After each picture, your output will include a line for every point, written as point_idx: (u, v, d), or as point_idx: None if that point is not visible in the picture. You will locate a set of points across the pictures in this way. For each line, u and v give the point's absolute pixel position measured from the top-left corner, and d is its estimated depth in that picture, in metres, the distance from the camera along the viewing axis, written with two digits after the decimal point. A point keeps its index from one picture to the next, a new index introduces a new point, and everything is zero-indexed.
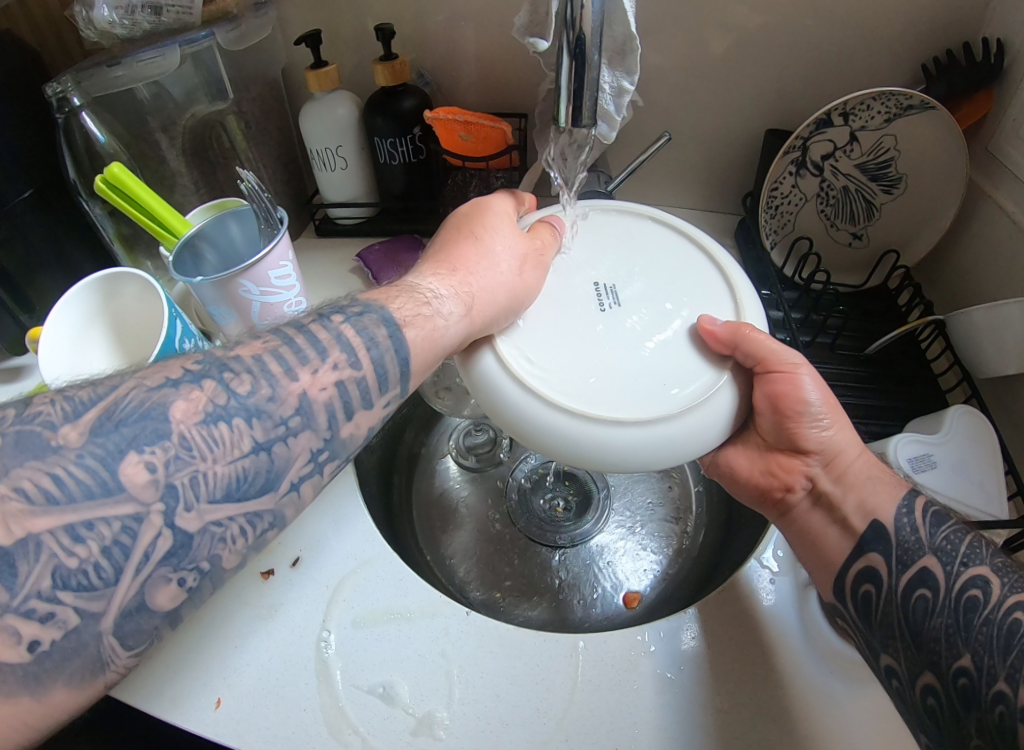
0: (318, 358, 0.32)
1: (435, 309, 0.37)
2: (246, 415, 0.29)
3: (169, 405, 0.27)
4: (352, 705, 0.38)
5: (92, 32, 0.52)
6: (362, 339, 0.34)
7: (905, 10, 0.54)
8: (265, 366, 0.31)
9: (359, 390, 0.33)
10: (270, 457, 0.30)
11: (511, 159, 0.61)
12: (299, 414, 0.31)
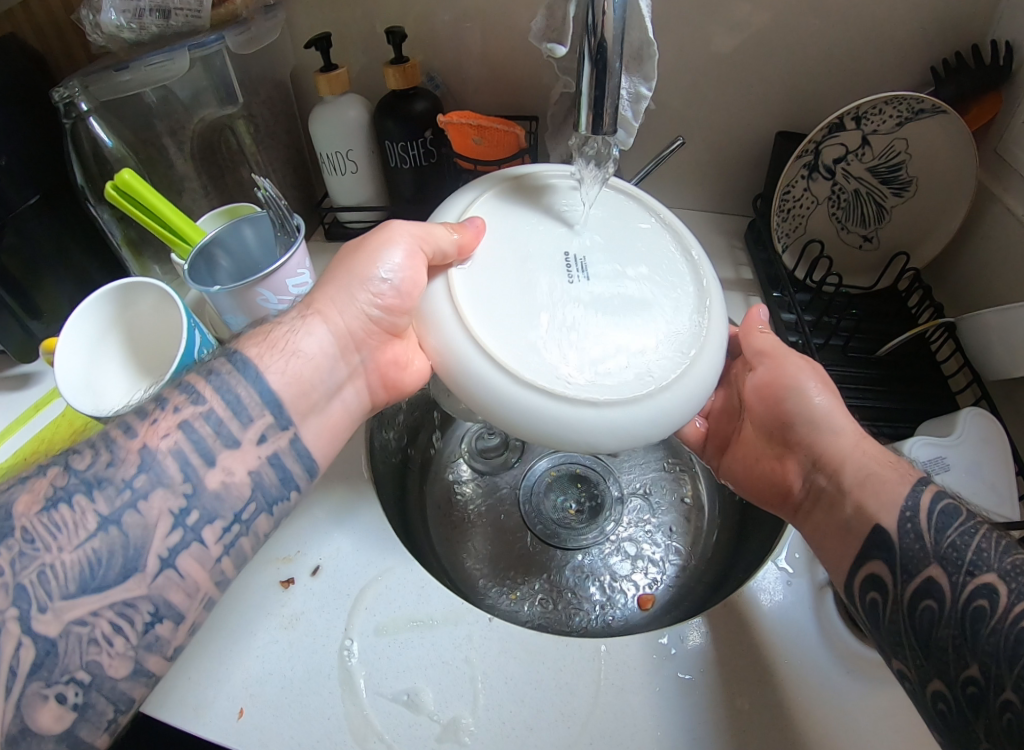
0: (159, 408, 0.33)
1: (297, 347, 0.39)
2: (88, 491, 0.29)
3: (11, 501, 0.28)
4: (376, 713, 0.38)
5: (99, 37, 0.51)
6: (207, 380, 0.35)
7: (916, 13, 0.54)
8: (108, 439, 0.31)
9: (205, 440, 0.34)
10: (122, 532, 0.29)
11: (523, 163, 0.60)
12: (141, 470, 0.31)
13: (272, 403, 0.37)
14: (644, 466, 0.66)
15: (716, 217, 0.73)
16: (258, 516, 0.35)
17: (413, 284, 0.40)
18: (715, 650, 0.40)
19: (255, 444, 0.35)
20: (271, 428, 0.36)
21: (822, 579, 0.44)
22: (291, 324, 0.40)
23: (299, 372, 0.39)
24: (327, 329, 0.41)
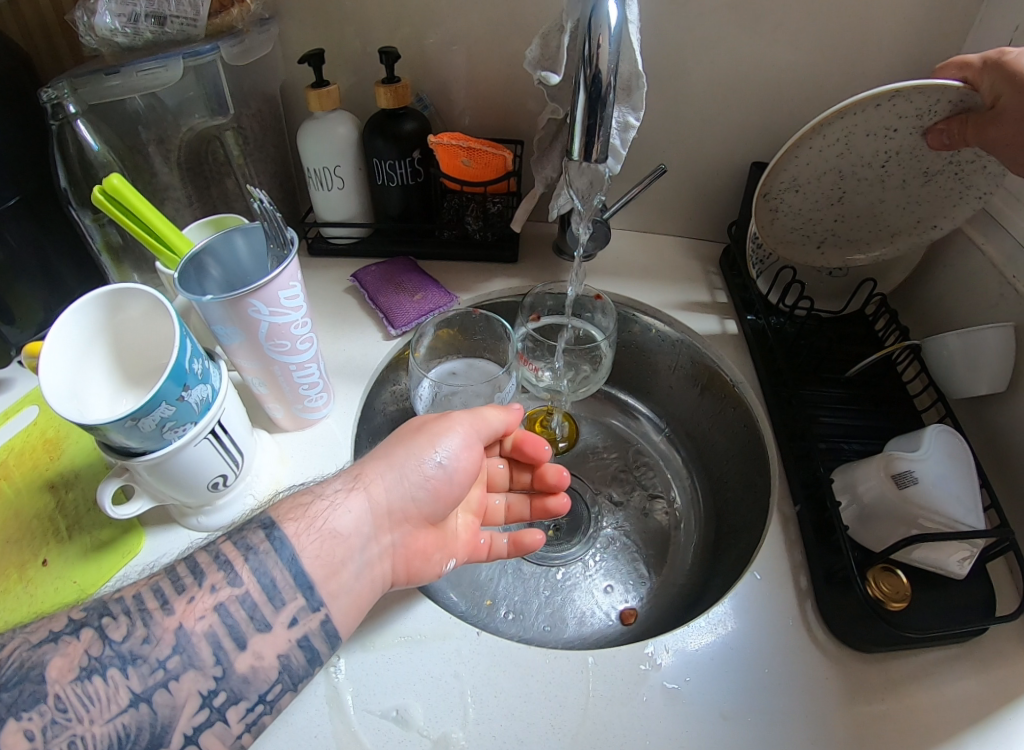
0: (196, 585, 0.33)
1: (326, 505, 0.38)
2: (121, 664, 0.29)
3: (45, 665, 0.28)
4: (365, 730, 0.37)
5: (91, 40, 0.51)
6: (239, 550, 0.35)
7: (879, 57, 0.59)
8: (143, 607, 0.32)
9: (245, 616, 0.33)
10: (152, 710, 0.29)
11: (508, 184, 0.62)
12: (174, 651, 0.30)
13: (304, 583, 0.35)
14: (623, 482, 0.67)
15: (694, 242, 0.76)
16: (283, 696, 0.33)
17: (463, 470, 0.44)
18: (699, 661, 0.41)
19: (287, 628, 0.34)
20: (303, 611, 0.35)
21: (802, 587, 0.46)
22: (330, 495, 0.39)
23: (335, 547, 0.37)
24: (367, 504, 0.40)
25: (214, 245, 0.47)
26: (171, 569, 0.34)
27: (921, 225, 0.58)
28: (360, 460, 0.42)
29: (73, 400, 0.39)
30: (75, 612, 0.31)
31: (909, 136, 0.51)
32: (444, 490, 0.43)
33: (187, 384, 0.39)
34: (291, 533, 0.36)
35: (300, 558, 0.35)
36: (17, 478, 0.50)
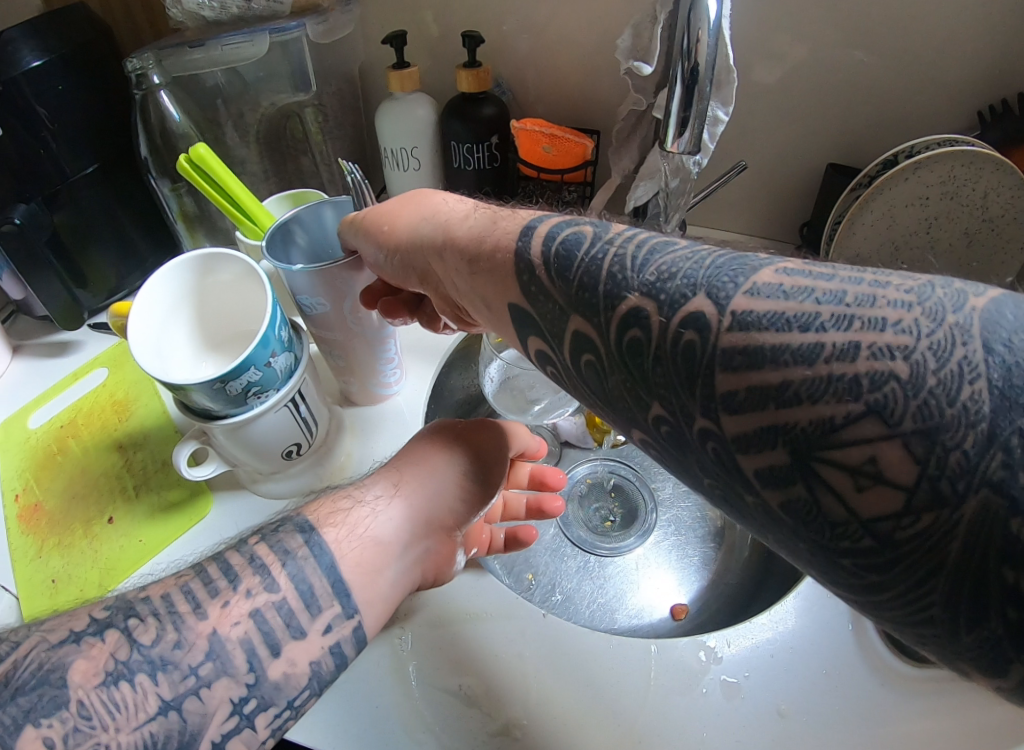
0: (231, 587, 0.32)
1: (362, 505, 0.38)
2: (150, 670, 0.28)
3: (68, 667, 0.28)
4: (430, 704, 0.38)
5: (178, 12, 0.53)
6: (276, 554, 0.34)
7: (968, 59, 0.57)
8: (171, 608, 0.31)
9: (280, 618, 0.32)
10: (182, 717, 0.28)
11: (585, 174, 0.60)
12: (208, 659, 0.30)
13: (342, 590, 0.34)
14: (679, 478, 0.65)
15: (761, 242, 0.75)
16: (310, 702, 0.32)
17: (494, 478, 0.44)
18: (756, 659, 0.41)
19: (321, 635, 0.33)
20: (338, 618, 0.33)
21: None
22: (370, 503, 0.39)
23: (377, 554, 0.36)
24: (404, 511, 0.39)
25: (303, 217, 0.48)
26: (200, 570, 0.33)
27: (981, 285, 0.59)
28: (397, 463, 0.41)
29: (158, 360, 0.40)
30: (97, 611, 0.30)
31: (944, 202, 0.55)
32: (467, 492, 0.42)
33: (274, 351, 0.39)
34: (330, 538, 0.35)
35: (339, 565, 0.34)
36: (86, 437, 0.53)
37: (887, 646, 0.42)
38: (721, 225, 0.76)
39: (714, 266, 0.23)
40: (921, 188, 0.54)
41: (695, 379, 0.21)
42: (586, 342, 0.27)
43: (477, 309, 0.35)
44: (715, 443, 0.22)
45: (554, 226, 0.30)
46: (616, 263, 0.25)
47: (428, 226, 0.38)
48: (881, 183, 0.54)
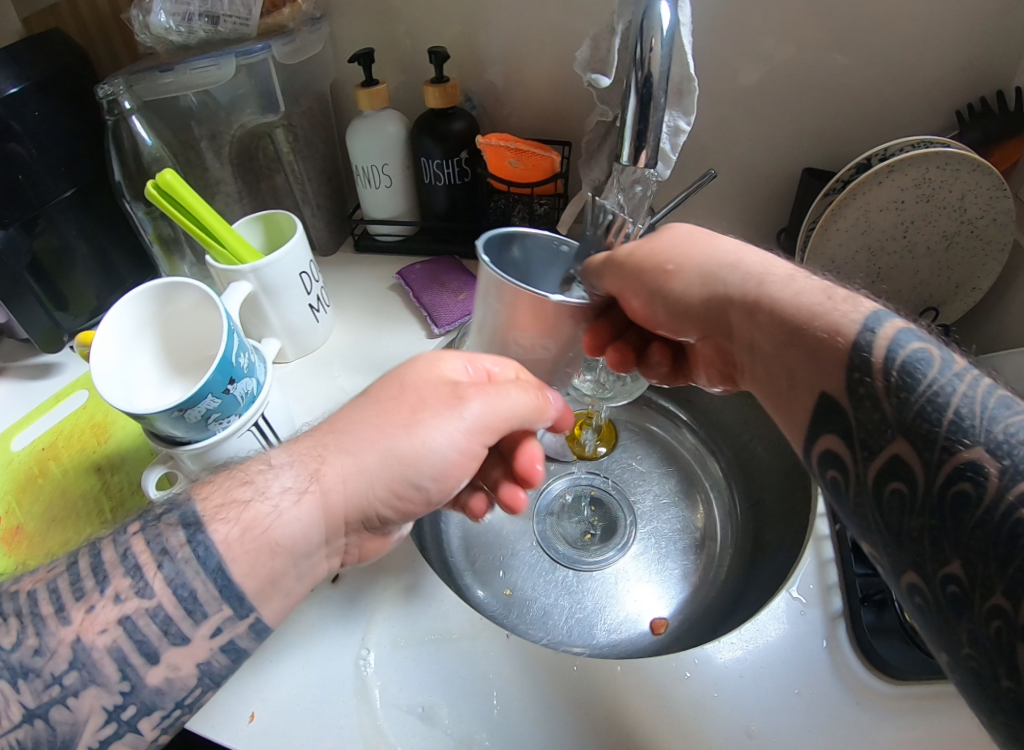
0: (98, 592, 0.29)
1: (269, 491, 0.32)
2: (10, 677, 0.27)
3: None
4: (391, 724, 0.38)
5: (147, 37, 0.53)
6: (153, 554, 0.30)
7: (942, 60, 0.56)
8: (33, 613, 0.28)
9: (156, 625, 0.29)
10: (49, 724, 0.27)
11: (557, 187, 0.61)
12: (74, 672, 0.27)
13: (232, 595, 0.30)
14: (659, 490, 0.66)
15: (739, 247, 0.74)
16: (206, 697, 0.31)
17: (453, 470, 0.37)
18: (726, 677, 0.41)
19: (209, 638, 0.30)
20: (228, 621, 0.30)
21: (836, 610, 0.44)
22: (273, 500, 0.32)
23: (272, 562, 0.31)
24: (326, 499, 0.33)
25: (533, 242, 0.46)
26: (73, 565, 0.30)
27: (960, 289, 0.58)
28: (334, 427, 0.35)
29: (120, 387, 0.41)
30: None
31: (919, 206, 0.54)
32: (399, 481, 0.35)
33: (234, 378, 0.39)
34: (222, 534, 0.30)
35: (232, 571, 0.30)
36: (65, 460, 0.53)
37: (861, 661, 0.41)
38: (701, 231, 0.75)
39: (992, 412, 0.24)
40: (894, 192, 0.53)
41: (1011, 562, 0.21)
42: (901, 470, 0.26)
43: (769, 374, 0.35)
44: (1002, 626, 0.21)
45: (902, 335, 0.28)
46: (965, 406, 0.24)
47: (737, 274, 0.37)
48: (855, 187, 0.53)
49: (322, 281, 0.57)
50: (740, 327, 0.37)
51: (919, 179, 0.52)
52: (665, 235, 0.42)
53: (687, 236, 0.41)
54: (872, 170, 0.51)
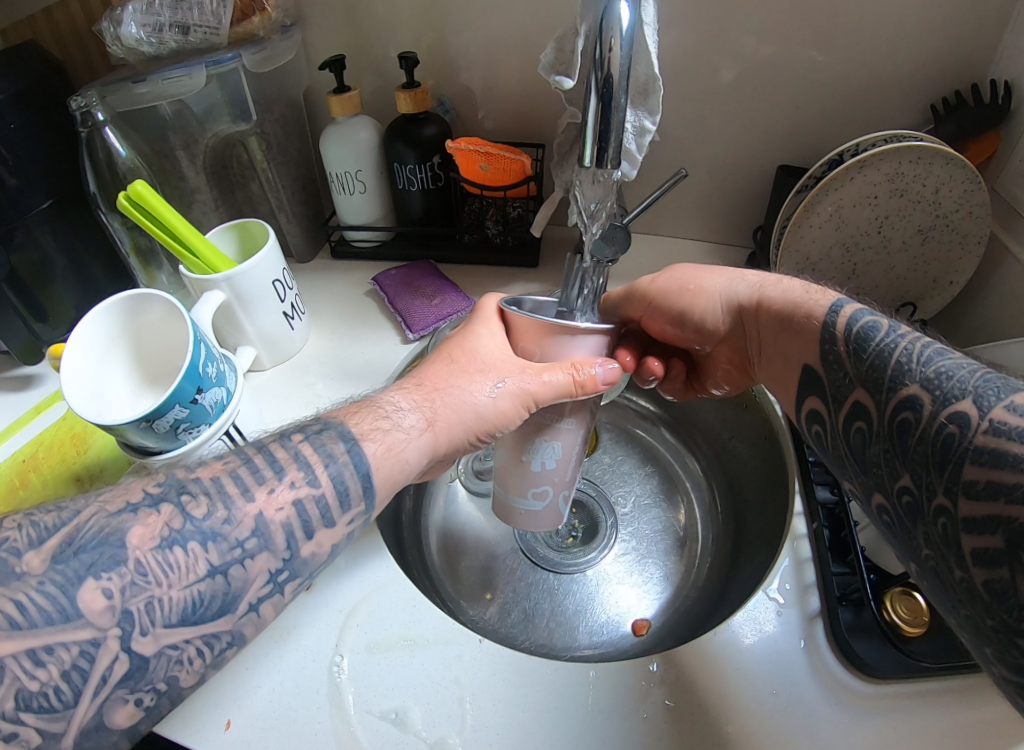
0: (277, 477, 0.32)
1: (395, 422, 0.37)
2: (202, 538, 0.29)
3: (126, 530, 0.28)
4: (364, 729, 0.38)
5: (118, 49, 0.53)
6: (320, 456, 0.34)
7: (913, 53, 0.56)
8: (222, 488, 0.31)
9: (318, 511, 0.33)
10: (226, 581, 0.29)
11: (528, 189, 0.61)
12: (256, 538, 0.30)
13: (368, 492, 0.35)
14: (640, 492, 0.66)
15: (717, 246, 0.74)
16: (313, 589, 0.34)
17: (508, 412, 0.39)
18: (701, 680, 0.41)
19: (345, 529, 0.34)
20: (361, 517, 0.35)
21: (812, 609, 0.44)
22: (406, 430, 0.37)
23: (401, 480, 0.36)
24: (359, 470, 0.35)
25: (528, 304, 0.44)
26: (247, 457, 0.33)
27: (937, 283, 0.58)
28: (420, 373, 0.42)
29: (89, 399, 0.41)
30: (151, 484, 0.30)
31: (892, 201, 0.54)
32: (438, 399, 0.40)
33: (202, 387, 0.39)
34: (357, 430, 0.36)
35: (374, 474, 0.35)
36: (46, 470, 0.52)
37: (836, 658, 0.41)
38: (680, 230, 0.75)
39: (981, 378, 0.29)
40: (868, 188, 0.53)
41: (946, 467, 0.27)
42: (861, 410, 0.34)
43: (773, 361, 0.44)
44: (947, 521, 0.27)
45: (858, 312, 0.37)
46: (904, 357, 0.32)
47: (741, 285, 0.47)
48: (828, 182, 0.52)
49: (296, 289, 0.57)
50: (752, 328, 0.46)
51: (891, 175, 0.52)
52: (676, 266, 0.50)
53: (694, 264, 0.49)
54: (845, 166, 0.51)
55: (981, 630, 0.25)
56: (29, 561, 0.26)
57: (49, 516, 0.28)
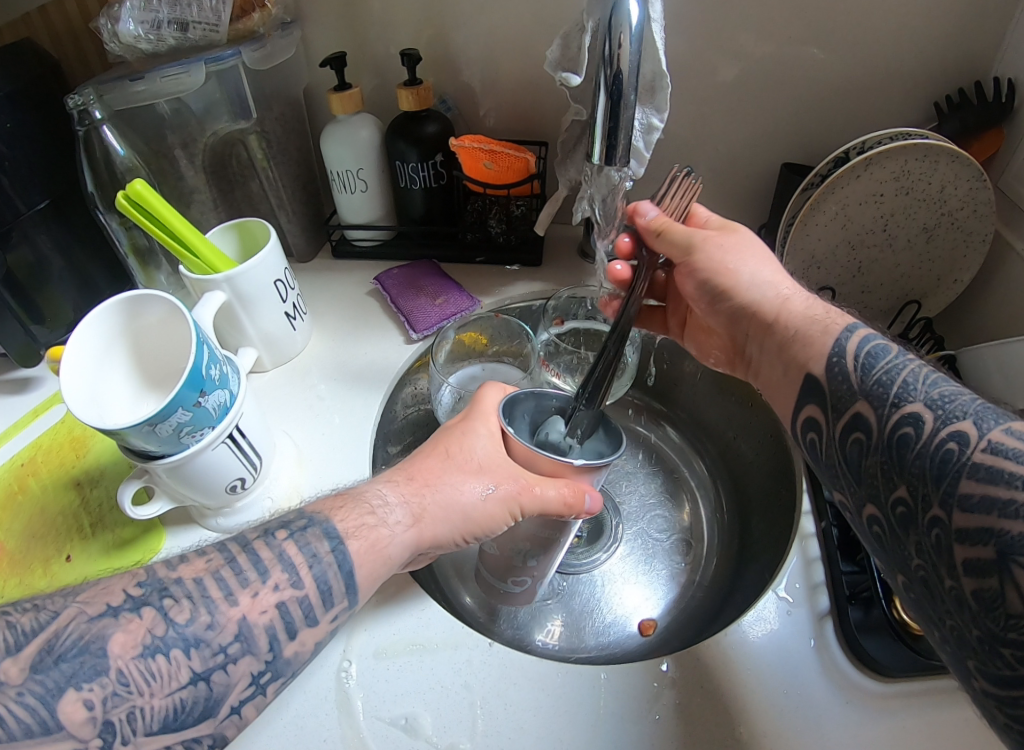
0: (260, 580, 0.31)
1: (380, 518, 0.35)
2: (184, 646, 0.28)
3: (107, 638, 0.27)
4: (373, 737, 0.37)
5: (116, 47, 0.53)
6: (303, 557, 0.33)
7: (916, 52, 0.56)
8: (205, 592, 0.30)
9: (302, 610, 0.32)
10: (208, 687, 0.28)
11: (532, 187, 0.61)
12: (240, 643, 0.29)
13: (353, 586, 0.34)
14: (645, 491, 0.66)
15: None
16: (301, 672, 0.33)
17: (493, 518, 0.39)
18: (712, 680, 0.40)
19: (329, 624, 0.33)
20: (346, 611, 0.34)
21: (822, 608, 0.44)
22: (392, 526, 0.36)
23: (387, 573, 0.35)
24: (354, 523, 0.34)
25: (547, 399, 0.45)
26: (230, 558, 0.32)
27: (941, 281, 0.58)
28: (407, 463, 0.40)
29: (91, 403, 0.40)
30: (134, 587, 0.29)
31: (898, 198, 0.54)
32: (426, 492, 0.38)
33: (204, 390, 0.39)
34: (342, 526, 0.35)
35: (356, 572, 0.34)
36: (45, 475, 0.52)
37: (846, 656, 0.41)
38: None
39: (982, 406, 0.29)
40: (874, 184, 0.53)
41: (942, 480, 0.28)
42: (861, 422, 0.33)
43: (772, 368, 0.42)
44: (941, 532, 0.27)
45: (870, 335, 0.36)
46: (911, 377, 0.32)
47: (767, 292, 0.43)
48: (833, 181, 0.52)
49: (298, 289, 0.57)
50: (756, 334, 0.44)
51: (897, 172, 0.52)
52: (733, 239, 0.46)
53: (742, 243, 0.46)
54: (852, 163, 0.51)
55: (966, 642, 0.26)
56: (7, 670, 0.25)
57: (26, 618, 0.27)
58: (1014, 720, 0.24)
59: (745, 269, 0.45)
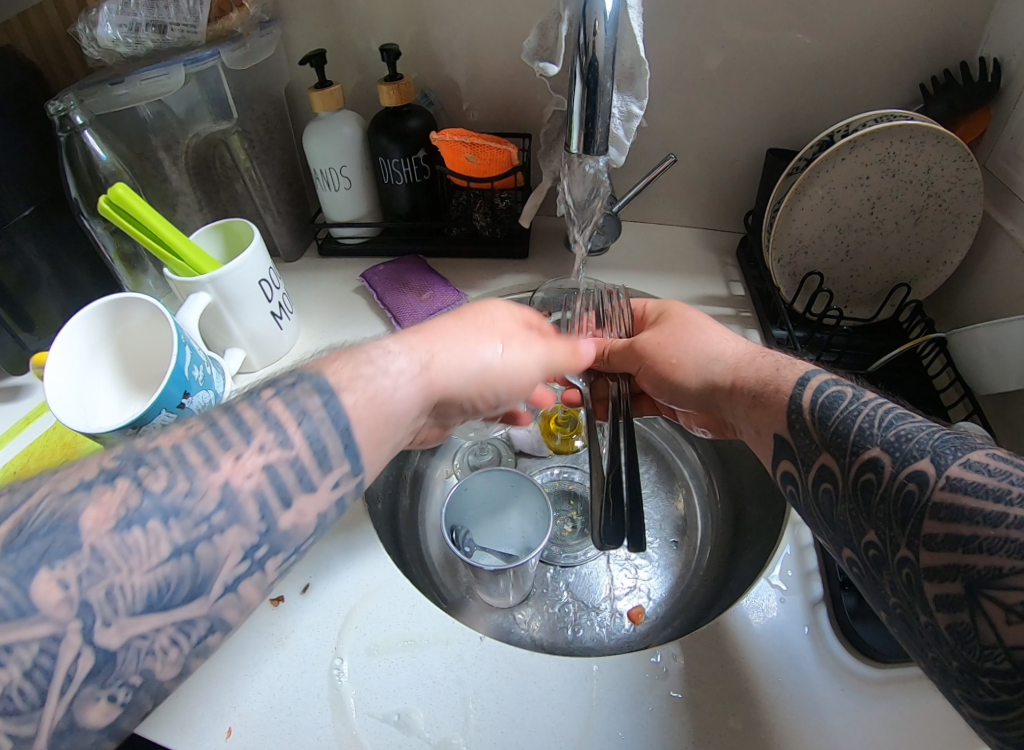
0: (244, 442, 0.28)
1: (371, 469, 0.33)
2: (165, 516, 0.24)
3: (81, 514, 0.23)
4: (366, 734, 0.37)
5: (94, 50, 0.52)
6: (291, 413, 0.30)
7: (900, 33, 0.55)
8: (184, 458, 0.26)
9: (294, 473, 0.29)
10: (194, 561, 0.25)
11: (516, 179, 0.61)
12: (224, 508, 0.26)
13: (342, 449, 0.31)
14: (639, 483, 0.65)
15: (709, 233, 0.73)
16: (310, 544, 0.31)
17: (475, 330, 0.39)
18: (707, 671, 0.40)
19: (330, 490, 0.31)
20: None
21: (817, 595, 0.43)
22: None
23: None
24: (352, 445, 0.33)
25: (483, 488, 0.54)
26: (210, 421, 0.28)
27: (930, 264, 0.57)
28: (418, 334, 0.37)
29: (72, 404, 0.40)
30: (109, 457, 0.25)
31: (885, 181, 0.54)
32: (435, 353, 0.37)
33: (188, 392, 0.39)
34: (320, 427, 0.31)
35: None
36: None
37: (841, 643, 0.40)
38: (672, 218, 0.74)
39: (940, 438, 0.29)
40: (858, 169, 0.53)
41: (908, 521, 0.28)
42: (828, 472, 0.33)
43: (743, 431, 0.42)
44: (911, 571, 0.27)
45: (824, 383, 0.37)
46: (866, 422, 0.32)
47: (718, 364, 0.45)
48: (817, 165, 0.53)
49: (283, 288, 0.56)
50: (724, 403, 0.44)
51: (883, 154, 0.52)
52: (674, 326, 0.49)
53: (680, 329, 0.49)
54: (837, 146, 0.51)
55: (948, 672, 0.26)
56: None
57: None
58: (1004, 740, 0.24)
59: (700, 344, 0.47)
